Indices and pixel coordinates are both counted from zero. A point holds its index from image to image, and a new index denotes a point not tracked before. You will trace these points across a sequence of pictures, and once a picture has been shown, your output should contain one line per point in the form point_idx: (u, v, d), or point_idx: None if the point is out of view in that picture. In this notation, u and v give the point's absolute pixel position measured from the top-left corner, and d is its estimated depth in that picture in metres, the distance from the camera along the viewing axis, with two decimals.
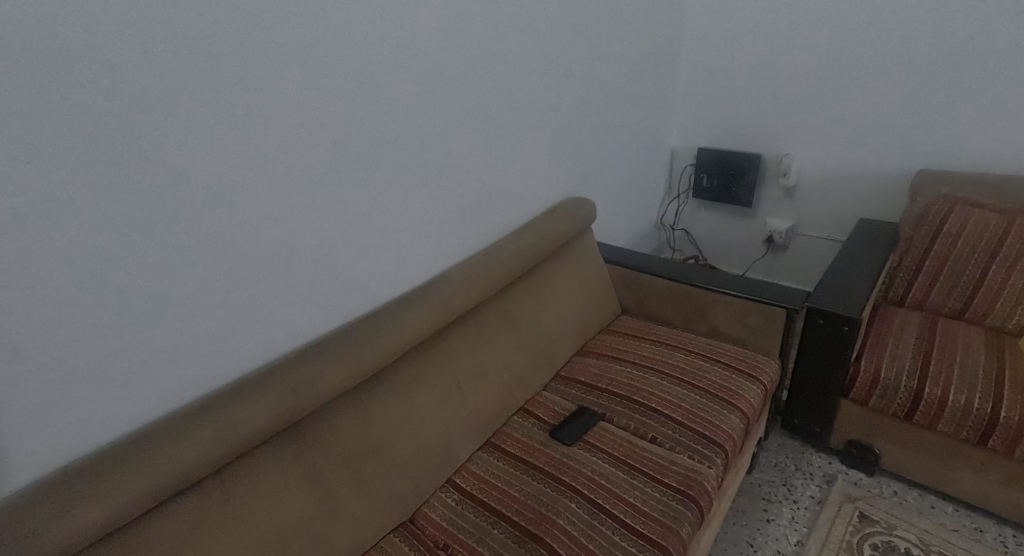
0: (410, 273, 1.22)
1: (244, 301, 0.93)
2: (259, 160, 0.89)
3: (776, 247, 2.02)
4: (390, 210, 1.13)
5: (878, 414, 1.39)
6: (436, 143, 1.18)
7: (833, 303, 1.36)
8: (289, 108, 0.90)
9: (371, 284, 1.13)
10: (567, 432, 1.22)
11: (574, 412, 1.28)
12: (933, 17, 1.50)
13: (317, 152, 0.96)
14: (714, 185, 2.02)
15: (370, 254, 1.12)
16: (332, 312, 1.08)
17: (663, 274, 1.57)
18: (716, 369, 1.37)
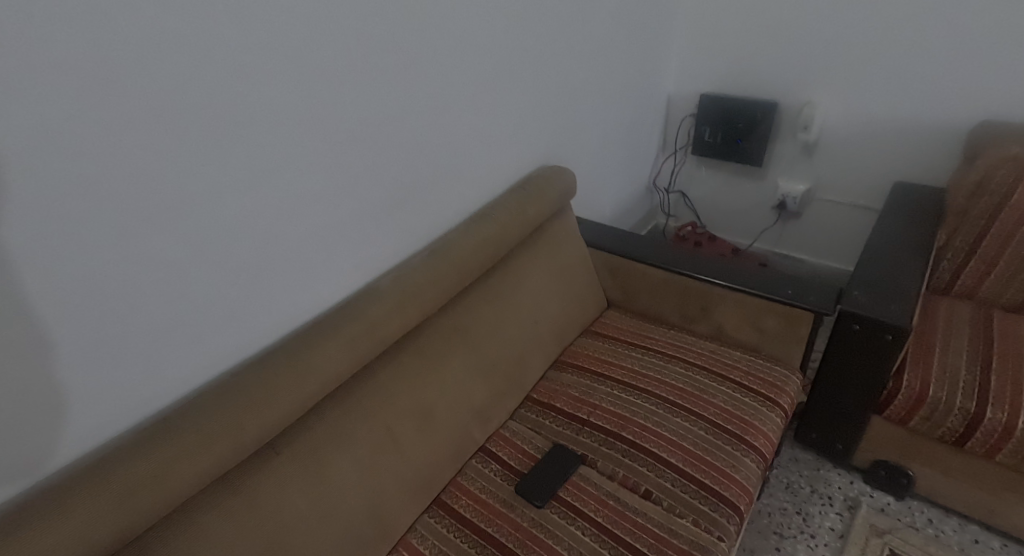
0: (324, 287, 0.90)
1: (36, 375, 0.61)
2: (25, 169, 0.54)
3: (787, 213, 1.72)
4: (281, 205, 0.79)
5: (919, 435, 1.14)
6: (346, 101, 0.82)
7: (874, 302, 1.06)
8: (72, 79, 0.55)
9: (265, 311, 0.82)
10: (532, 483, 0.96)
11: (546, 455, 1.01)
12: None
13: (143, 143, 0.62)
14: (718, 141, 1.68)
15: (256, 270, 0.79)
16: (205, 357, 0.77)
17: (658, 262, 1.27)
18: (725, 390, 1.10)
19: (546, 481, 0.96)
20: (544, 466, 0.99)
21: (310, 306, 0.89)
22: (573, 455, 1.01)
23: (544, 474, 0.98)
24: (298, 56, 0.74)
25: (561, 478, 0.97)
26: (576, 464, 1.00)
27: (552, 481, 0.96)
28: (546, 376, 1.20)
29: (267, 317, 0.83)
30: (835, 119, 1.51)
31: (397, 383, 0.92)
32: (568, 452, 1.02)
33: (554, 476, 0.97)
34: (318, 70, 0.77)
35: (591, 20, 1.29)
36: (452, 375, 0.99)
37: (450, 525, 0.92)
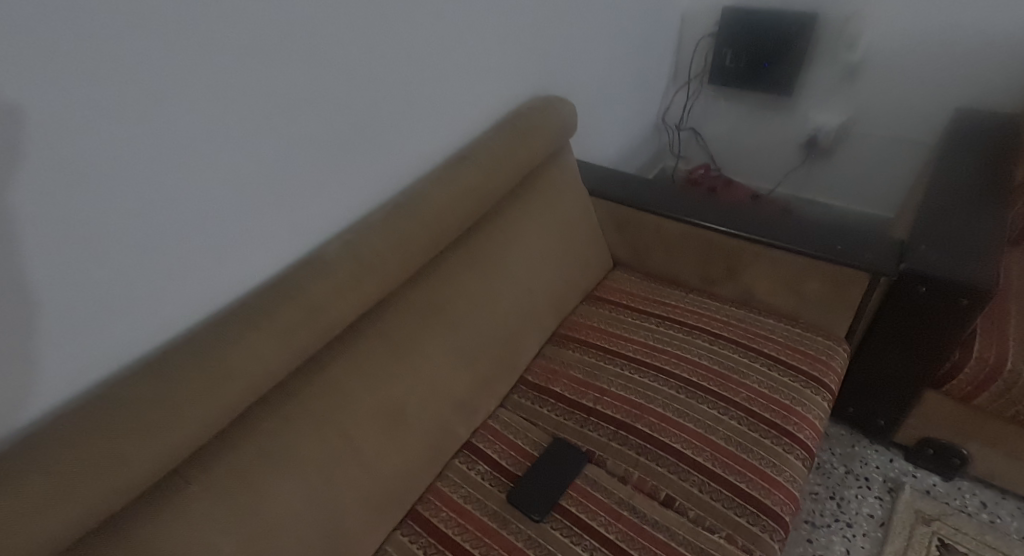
0: (257, 260, 0.68)
1: None
2: None
3: (817, 152, 1.49)
4: (178, 151, 0.56)
5: (983, 414, 0.97)
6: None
7: (949, 258, 0.84)
8: None
9: (169, 296, 0.61)
10: (528, 489, 0.79)
11: (546, 454, 0.84)
12: None
13: None
14: (741, 67, 1.43)
15: (151, 244, 0.57)
16: (82, 365, 0.55)
17: (675, 213, 1.05)
18: (760, 368, 0.91)
19: (546, 486, 0.80)
20: (542, 467, 0.82)
21: (236, 286, 0.67)
22: (576, 452, 0.84)
23: (543, 477, 0.81)
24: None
25: (563, 481, 0.80)
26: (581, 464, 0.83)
27: (552, 486, 0.80)
28: (542, 354, 1.01)
29: (172, 304, 0.61)
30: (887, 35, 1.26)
31: (355, 379, 0.71)
32: (571, 448, 0.85)
33: (554, 479, 0.80)
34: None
35: None
36: (429, 363, 0.79)
37: (427, 546, 0.74)
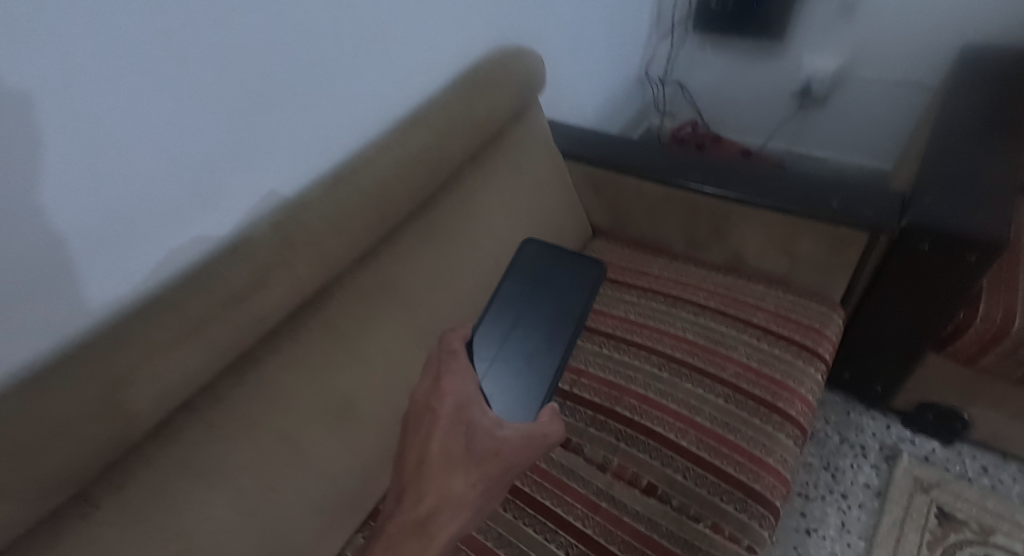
0: (215, 208, 0.60)
1: None
2: None
3: (812, 100, 1.41)
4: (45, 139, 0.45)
5: (989, 375, 0.91)
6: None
7: (953, 213, 0.76)
8: None
9: (113, 267, 0.54)
10: (511, 377, 0.66)
11: (520, 267, 0.76)
12: None
13: None
14: (728, 11, 1.34)
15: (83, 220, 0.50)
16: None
17: (653, 172, 0.97)
18: (747, 341, 0.84)
19: (554, 335, 0.69)
20: (504, 309, 0.72)
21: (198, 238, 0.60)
22: (567, 256, 0.77)
23: (527, 321, 0.71)
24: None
25: (562, 288, 0.73)
26: (596, 270, 0.74)
27: (564, 324, 0.70)
28: None
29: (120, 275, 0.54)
30: None
31: None
32: (552, 254, 0.77)
33: (553, 310, 0.72)
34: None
35: None
36: (381, 350, 0.72)
37: None
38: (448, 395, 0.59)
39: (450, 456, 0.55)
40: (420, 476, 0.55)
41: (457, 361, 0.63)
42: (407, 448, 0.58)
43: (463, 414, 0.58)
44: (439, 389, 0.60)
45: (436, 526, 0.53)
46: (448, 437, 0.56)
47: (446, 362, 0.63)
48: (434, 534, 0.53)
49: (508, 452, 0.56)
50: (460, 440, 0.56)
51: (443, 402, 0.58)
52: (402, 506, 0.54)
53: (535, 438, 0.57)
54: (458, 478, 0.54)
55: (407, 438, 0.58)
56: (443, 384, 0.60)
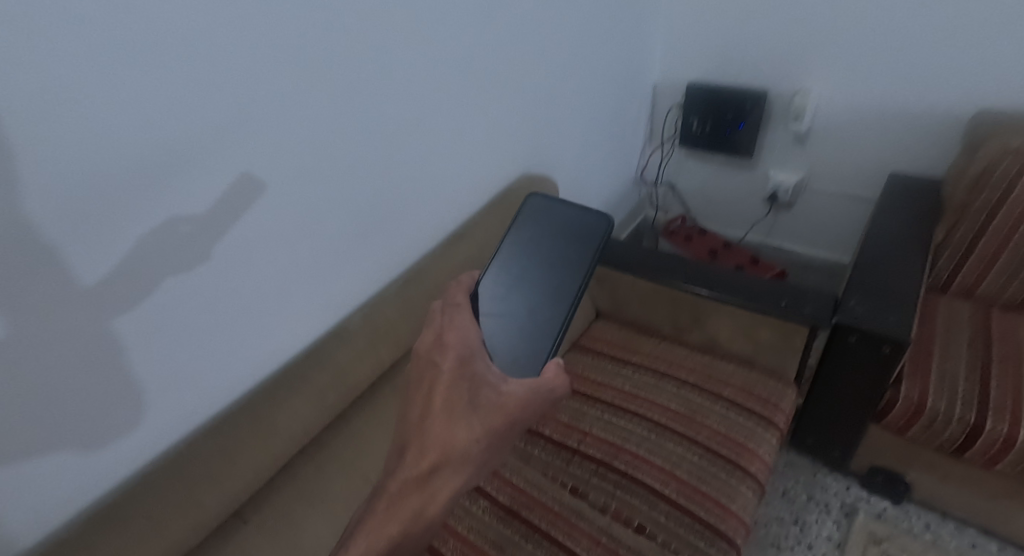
0: (196, 230, 0.64)
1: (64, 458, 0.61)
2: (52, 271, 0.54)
3: (779, 205, 1.71)
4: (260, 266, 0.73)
5: (916, 444, 1.12)
6: (318, 104, 0.74)
7: (871, 316, 1.01)
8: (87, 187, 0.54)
9: (110, 302, 0.60)
10: (514, 318, 0.77)
11: (528, 220, 0.85)
12: None
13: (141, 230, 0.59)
14: (708, 133, 1.65)
15: (53, 224, 0.53)
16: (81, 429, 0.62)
17: (644, 271, 1.21)
18: (718, 410, 1.06)
19: (559, 286, 0.79)
20: (511, 254, 0.82)
21: (181, 268, 0.65)
22: (578, 210, 0.85)
23: (533, 270, 0.81)
24: (261, 46, 0.65)
25: (566, 242, 0.82)
26: (604, 226, 0.82)
27: (568, 276, 0.79)
28: None
29: (100, 299, 0.59)
30: (832, 103, 1.46)
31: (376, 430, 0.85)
32: (563, 208, 0.86)
33: (560, 260, 0.81)
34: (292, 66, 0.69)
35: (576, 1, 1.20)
36: None
37: None
38: (451, 351, 0.64)
39: (455, 409, 0.60)
40: (424, 433, 0.60)
41: (459, 312, 0.70)
42: (411, 400, 0.63)
43: (465, 369, 0.63)
44: (442, 341, 0.66)
45: (438, 480, 0.59)
46: (455, 393, 0.61)
47: (448, 319, 0.69)
48: (434, 489, 0.60)
49: (509, 406, 0.62)
50: (465, 395, 0.62)
51: (446, 358, 0.64)
52: (405, 462, 0.60)
53: (534, 391, 0.63)
54: (462, 431, 0.60)
55: (411, 393, 0.64)
56: (445, 336, 0.66)
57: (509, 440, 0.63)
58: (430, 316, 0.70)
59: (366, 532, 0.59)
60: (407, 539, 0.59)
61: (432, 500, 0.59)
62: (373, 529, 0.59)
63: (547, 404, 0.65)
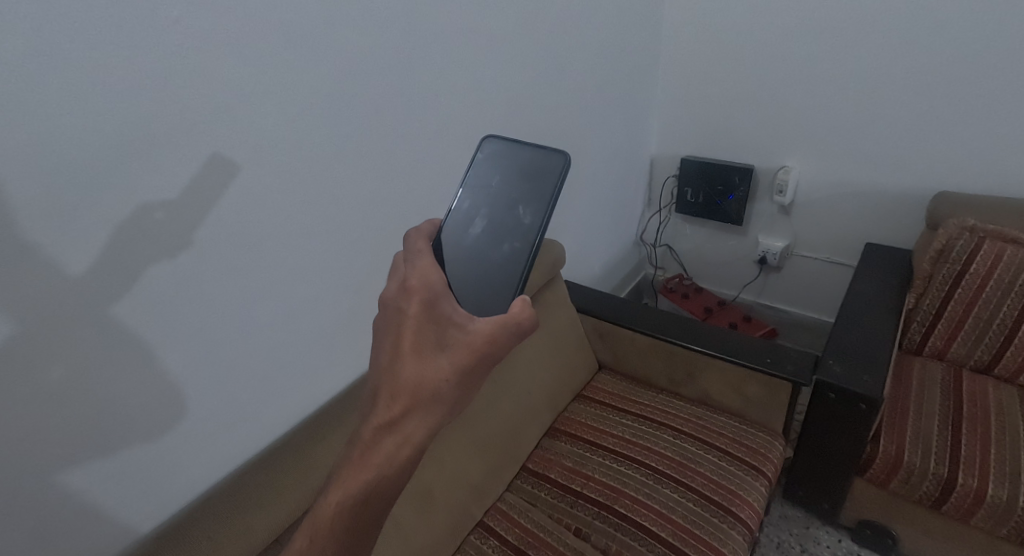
0: (171, 215, 0.71)
1: (152, 449, 0.79)
2: (167, 300, 0.74)
3: (769, 267, 1.87)
4: (307, 304, 0.94)
5: (898, 497, 1.20)
6: (370, 189, 0.97)
7: (846, 373, 1.12)
8: (184, 224, 0.73)
9: (102, 288, 0.67)
10: (474, 258, 0.80)
11: (482, 162, 0.86)
12: (956, 43, 1.31)
13: (231, 278, 0.81)
14: (700, 201, 1.85)
15: (40, 210, 0.61)
16: (78, 411, 0.70)
17: (644, 328, 1.33)
18: (711, 459, 1.15)
19: (521, 225, 0.80)
20: (474, 198, 0.84)
21: (167, 256, 0.72)
22: (531, 148, 0.84)
23: (495, 212, 0.83)
24: (332, 144, 0.88)
25: (521, 180, 0.83)
26: (560, 162, 0.81)
27: (529, 213, 0.80)
28: (541, 445, 1.24)
29: (88, 286, 0.66)
30: (811, 179, 1.66)
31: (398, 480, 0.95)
32: (518, 149, 0.85)
33: (520, 199, 0.82)
34: (352, 157, 0.91)
35: (581, 96, 1.43)
36: (451, 454, 1.03)
37: None
38: (416, 295, 0.65)
39: (425, 352, 0.64)
40: (396, 376, 0.63)
41: (422, 256, 0.71)
42: (381, 345, 0.66)
43: (431, 313, 0.65)
44: (406, 287, 0.67)
45: (414, 415, 0.63)
46: (424, 335, 0.64)
47: (411, 266, 0.70)
48: (408, 429, 0.63)
49: (477, 343, 0.64)
50: (433, 335, 0.65)
51: (412, 302, 0.65)
52: (379, 406, 0.64)
53: (501, 327, 0.65)
54: (434, 370, 0.63)
55: (381, 336, 0.66)
56: (408, 282, 0.67)
57: (481, 375, 0.66)
58: (394, 265, 0.71)
59: (348, 473, 0.63)
60: (385, 481, 0.62)
61: (406, 439, 0.63)
62: (353, 470, 0.63)
63: (516, 339, 0.66)
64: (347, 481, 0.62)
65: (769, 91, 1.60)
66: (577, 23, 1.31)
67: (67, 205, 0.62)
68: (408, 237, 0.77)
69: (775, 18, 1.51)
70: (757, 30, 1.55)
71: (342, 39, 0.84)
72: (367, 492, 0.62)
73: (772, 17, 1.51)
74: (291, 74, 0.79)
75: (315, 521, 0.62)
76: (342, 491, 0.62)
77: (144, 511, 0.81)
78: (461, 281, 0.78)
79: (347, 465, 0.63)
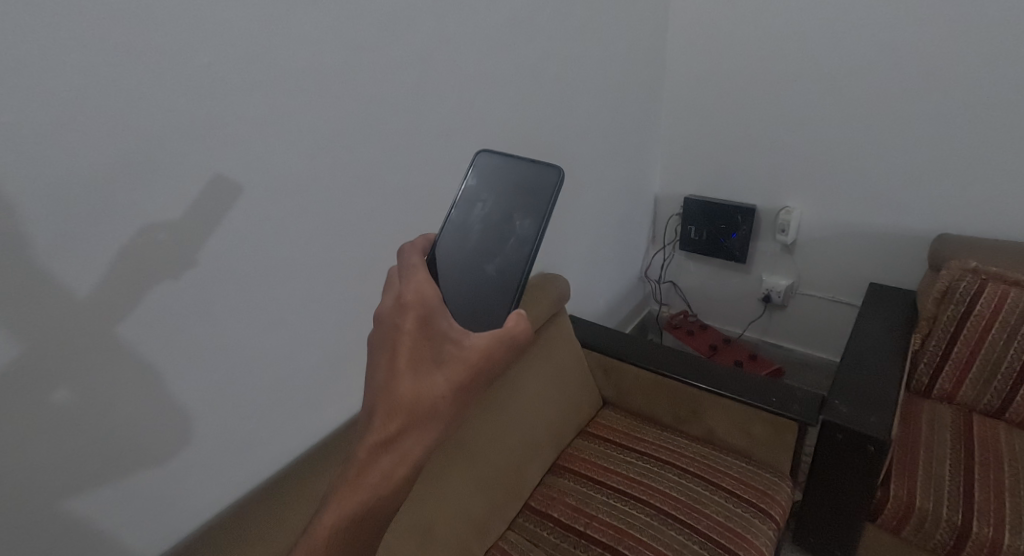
0: (175, 235, 0.72)
1: (153, 476, 0.79)
2: (174, 326, 0.75)
3: (773, 305, 1.88)
4: (312, 335, 0.95)
5: (912, 545, 1.16)
6: (378, 224, 1.00)
7: (852, 413, 1.11)
8: (192, 247, 0.74)
9: (108, 306, 0.68)
10: (467, 271, 0.82)
11: (478, 180, 0.89)
12: (948, 91, 1.36)
13: (240, 308, 0.83)
14: (703, 238, 1.87)
15: (50, 227, 0.62)
16: (77, 433, 0.70)
17: (648, 364, 1.33)
18: (717, 501, 1.13)
19: (516, 237, 0.81)
20: (469, 213, 0.86)
21: (169, 275, 0.73)
22: (526, 163, 0.86)
23: (490, 225, 0.84)
24: (343, 183, 0.91)
25: (516, 192, 0.85)
26: (554, 176, 0.83)
27: (524, 225, 0.81)
28: (543, 482, 1.22)
29: (91, 307, 0.67)
30: (812, 219, 1.68)
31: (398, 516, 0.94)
32: (513, 164, 0.87)
33: (515, 211, 0.83)
34: (362, 195, 0.95)
35: (585, 137, 1.47)
36: (453, 489, 1.02)
37: None
38: (412, 311, 0.65)
39: (419, 369, 0.64)
40: (391, 393, 0.63)
41: (415, 271, 0.70)
42: (377, 361, 0.65)
43: (426, 329, 0.66)
44: (402, 303, 0.66)
45: (411, 435, 0.63)
46: (421, 351, 0.65)
47: (407, 280, 0.69)
48: (404, 446, 0.63)
49: (472, 357, 0.65)
50: (430, 351, 0.65)
51: (408, 318, 0.65)
52: (374, 423, 0.64)
53: (496, 341, 0.65)
54: (432, 391, 0.63)
55: (376, 351, 0.66)
56: (405, 297, 0.67)
57: (478, 390, 0.67)
58: (389, 281, 0.71)
59: (345, 492, 0.63)
60: (376, 504, 0.63)
61: (403, 457, 0.63)
62: (348, 490, 0.63)
63: (512, 352, 0.67)
64: (342, 500, 0.62)
65: (768, 134, 1.65)
66: (580, 69, 1.37)
67: (80, 224, 0.64)
68: (403, 251, 0.77)
69: (772, 65, 1.57)
70: (757, 75, 1.60)
71: (359, 80, 0.89)
72: (363, 511, 0.62)
73: (770, 64, 1.57)
74: (308, 115, 0.83)
75: (312, 541, 0.62)
76: (337, 511, 0.62)
77: (143, 539, 0.80)
78: (456, 294, 0.79)
79: (343, 484, 0.63)
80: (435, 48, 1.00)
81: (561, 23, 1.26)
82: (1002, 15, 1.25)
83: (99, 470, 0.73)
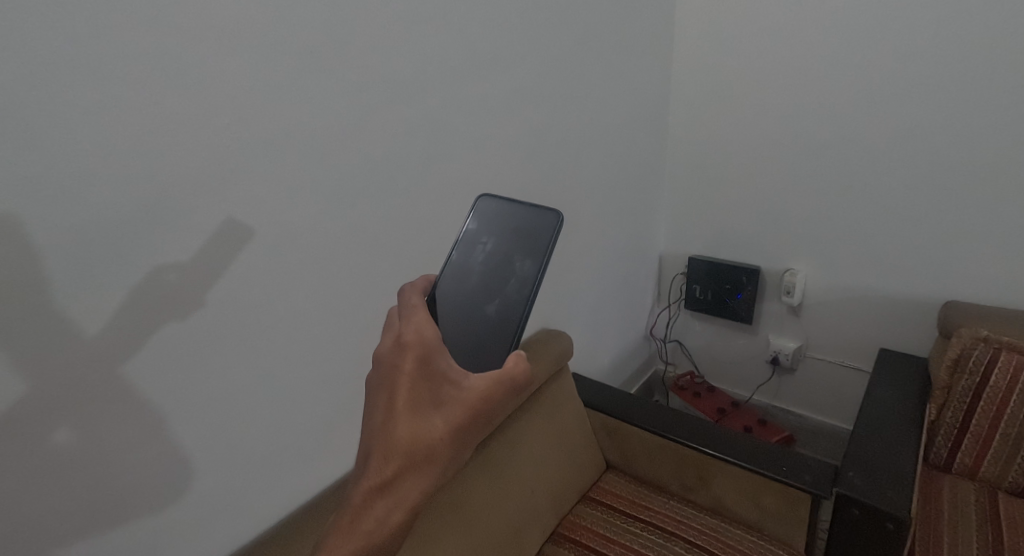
0: (183, 281, 0.72)
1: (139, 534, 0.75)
2: (174, 376, 0.74)
3: (782, 368, 1.84)
4: (312, 391, 0.93)
5: None
6: (383, 280, 1.00)
7: (868, 487, 1.06)
8: (198, 294, 0.74)
9: (112, 350, 0.67)
10: (466, 314, 0.81)
11: (478, 227, 0.89)
12: (948, 160, 1.38)
13: (240, 362, 0.81)
14: (708, 297, 1.86)
15: (61, 268, 0.62)
16: (69, 480, 0.67)
17: (654, 429, 1.29)
18: None
19: (516, 278, 0.80)
20: (469, 256, 0.86)
21: (175, 319, 0.72)
22: (526, 207, 0.86)
23: (490, 267, 0.83)
24: (350, 238, 0.92)
25: (515, 234, 0.85)
26: (553, 218, 0.82)
27: (524, 266, 0.81)
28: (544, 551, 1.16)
29: (95, 350, 0.66)
30: (819, 282, 1.67)
31: None
32: (512, 209, 0.87)
33: (515, 253, 0.83)
34: (370, 250, 0.96)
35: (591, 196, 1.49)
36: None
37: None
38: (411, 351, 0.64)
39: (416, 411, 0.62)
40: (390, 433, 0.61)
41: (415, 310, 0.69)
42: (375, 403, 0.63)
43: (426, 368, 0.64)
44: (401, 342, 0.65)
45: (405, 480, 0.61)
46: (419, 393, 0.63)
47: (406, 320, 0.68)
48: (400, 491, 0.61)
49: (471, 399, 0.63)
50: (428, 394, 0.63)
51: (407, 359, 0.64)
52: (370, 467, 0.61)
53: (496, 382, 0.63)
54: (429, 438, 0.61)
55: (373, 391, 0.64)
56: (404, 336, 0.66)
57: (475, 438, 0.64)
58: (388, 321, 0.70)
59: (335, 542, 0.60)
60: None
61: (397, 502, 0.61)
62: (340, 536, 0.60)
63: (512, 395, 0.65)
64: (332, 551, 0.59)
65: (771, 197, 1.67)
66: (586, 130, 1.42)
67: (90, 266, 0.64)
68: (404, 291, 0.76)
69: (773, 131, 1.61)
70: (760, 140, 1.64)
71: (370, 137, 0.91)
72: None
73: (771, 130, 1.61)
74: (320, 170, 0.85)
75: None
76: None
77: None
78: (453, 335, 0.78)
79: (334, 542, 0.60)
80: (446, 109, 1.03)
81: (567, 88, 1.31)
82: (994, 89, 1.29)
83: (83, 523, 0.69)
